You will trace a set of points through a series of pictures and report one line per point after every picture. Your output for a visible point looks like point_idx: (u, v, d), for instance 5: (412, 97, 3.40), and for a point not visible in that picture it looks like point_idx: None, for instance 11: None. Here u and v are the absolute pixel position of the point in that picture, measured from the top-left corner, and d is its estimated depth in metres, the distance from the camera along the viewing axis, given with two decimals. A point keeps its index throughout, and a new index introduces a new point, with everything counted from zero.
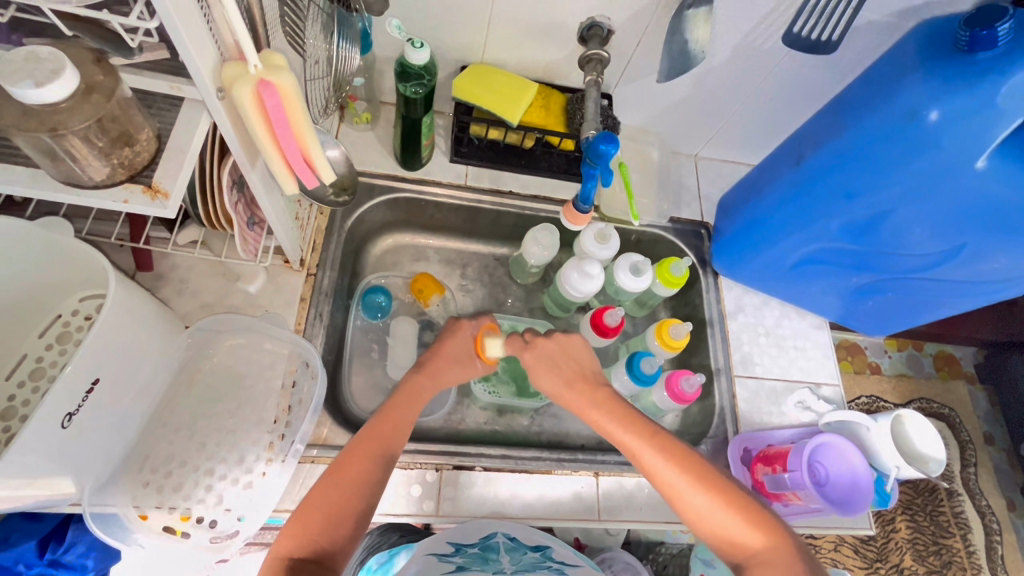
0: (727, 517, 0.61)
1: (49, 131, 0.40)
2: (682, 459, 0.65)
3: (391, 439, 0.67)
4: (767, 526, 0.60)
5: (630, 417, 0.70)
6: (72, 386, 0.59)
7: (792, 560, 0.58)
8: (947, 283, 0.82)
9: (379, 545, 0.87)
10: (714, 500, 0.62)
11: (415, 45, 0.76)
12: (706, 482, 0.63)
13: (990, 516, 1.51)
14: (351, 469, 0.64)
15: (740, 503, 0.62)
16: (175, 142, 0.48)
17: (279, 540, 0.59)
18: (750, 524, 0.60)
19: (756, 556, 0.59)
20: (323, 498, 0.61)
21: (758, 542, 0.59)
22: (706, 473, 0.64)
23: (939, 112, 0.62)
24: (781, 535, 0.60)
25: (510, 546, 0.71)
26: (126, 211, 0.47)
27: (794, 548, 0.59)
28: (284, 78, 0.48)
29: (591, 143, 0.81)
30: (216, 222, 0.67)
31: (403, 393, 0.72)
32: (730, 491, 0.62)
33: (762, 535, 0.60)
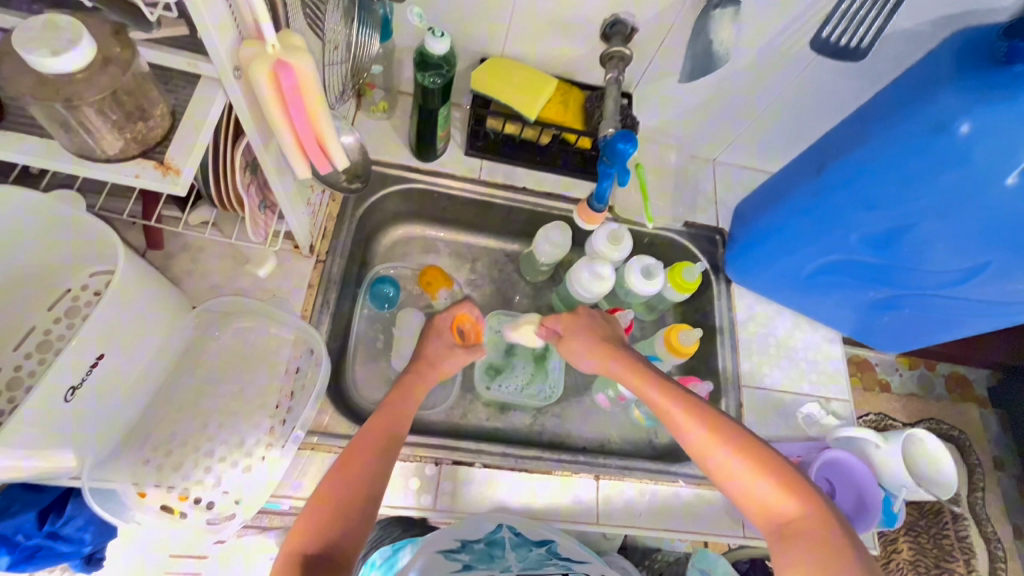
0: (760, 483, 0.60)
1: (63, 101, 0.39)
2: (716, 423, 0.65)
3: (386, 432, 0.69)
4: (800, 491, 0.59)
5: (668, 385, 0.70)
6: (77, 360, 0.59)
7: (826, 525, 0.56)
8: (968, 302, 0.80)
9: (382, 540, 0.90)
10: (747, 464, 0.61)
11: (435, 34, 0.76)
12: (742, 447, 0.62)
13: (996, 543, 1.48)
14: (355, 463, 0.65)
15: (771, 467, 0.61)
16: (189, 119, 0.47)
17: (289, 538, 0.58)
18: (781, 487, 0.59)
19: (791, 524, 0.57)
20: (333, 492, 0.62)
21: (793, 508, 0.58)
22: (739, 437, 0.63)
23: (970, 124, 0.61)
24: (814, 501, 0.59)
25: (515, 542, 0.72)
26: (135, 185, 0.46)
27: (828, 514, 0.57)
28: (302, 60, 0.47)
29: (609, 142, 0.79)
30: (229, 204, 0.67)
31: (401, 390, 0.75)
32: (762, 455, 0.62)
33: (794, 499, 0.58)
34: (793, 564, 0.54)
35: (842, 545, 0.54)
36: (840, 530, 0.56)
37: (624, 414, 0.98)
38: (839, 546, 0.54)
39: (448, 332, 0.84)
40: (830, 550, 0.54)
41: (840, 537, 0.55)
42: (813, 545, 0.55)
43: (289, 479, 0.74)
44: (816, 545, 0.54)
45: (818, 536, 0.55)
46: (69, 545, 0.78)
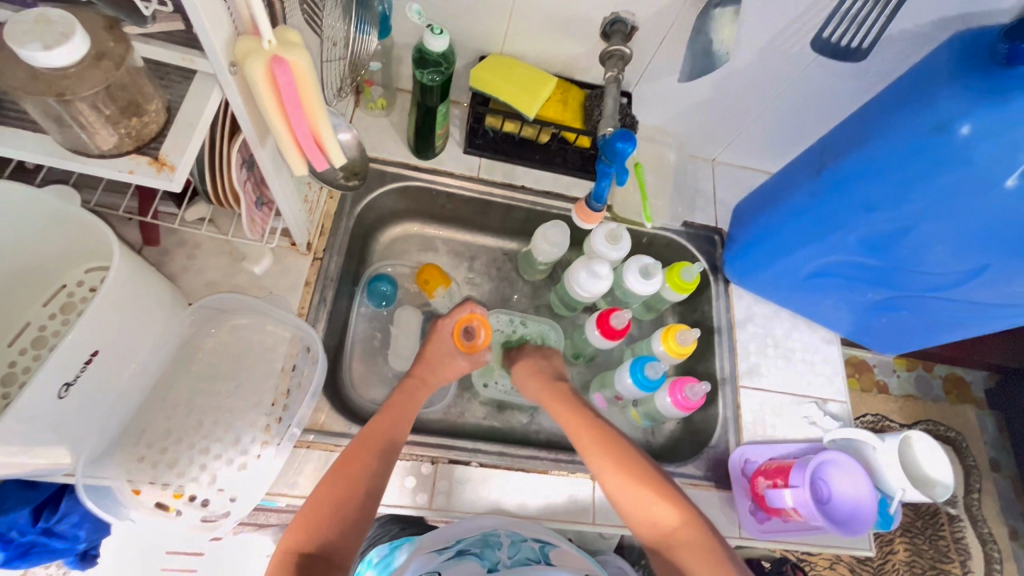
0: (649, 501, 0.68)
1: (56, 96, 0.39)
2: (614, 447, 0.73)
3: (389, 433, 0.70)
4: (680, 505, 0.67)
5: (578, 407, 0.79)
6: (71, 357, 0.58)
7: (702, 536, 0.65)
8: (966, 304, 0.80)
9: (380, 538, 0.90)
10: (636, 484, 0.69)
11: (434, 32, 0.75)
12: (629, 468, 0.70)
13: (991, 544, 1.48)
14: (355, 465, 0.66)
15: (657, 484, 0.69)
16: (185, 114, 0.47)
17: (287, 536, 0.61)
18: (667, 504, 0.67)
19: (673, 535, 0.66)
20: (330, 493, 0.64)
21: (675, 520, 0.66)
22: (630, 459, 0.71)
23: (971, 125, 0.60)
24: (694, 513, 0.67)
25: (509, 536, 0.74)
26: (129, 181, 0.45)
27: (704, 526, 0.66)
28: (298, 57, 0.46)
29: (608, 141, 0.79)
30: (225, 200, 0.67)
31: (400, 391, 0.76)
32: (648, 474, 0.70)
33: (677, 515, 0.67)
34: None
35: (715, 554, 0.63)
36: (713, 539, 0.65)
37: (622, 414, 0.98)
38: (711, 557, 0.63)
39: (451, 337, 0.84)
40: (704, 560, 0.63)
41: (708, 542, 0.64)
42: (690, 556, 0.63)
43: (285, 477, 0.74)
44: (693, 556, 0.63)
45: (696, 549, 0.64)
46: (64, 542, 0.78)
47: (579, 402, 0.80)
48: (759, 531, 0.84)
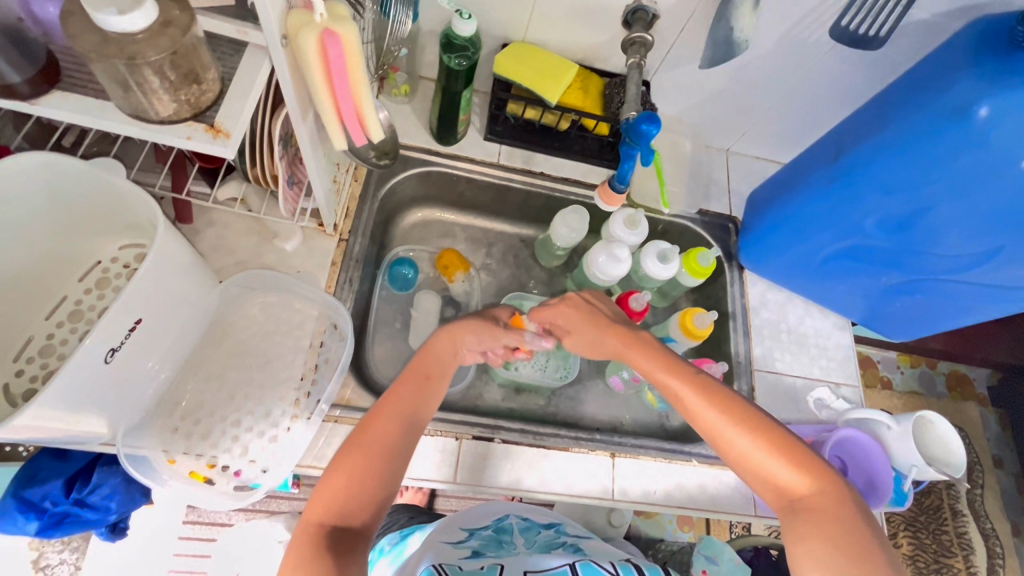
0: (773, 460, 0.59)
1: (126, 60, 0.41)
2: (727, 404, 0.63)
3: (412, 403, 0.69)
4: (815, 469, 0.58)
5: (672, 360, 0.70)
6: (115, 324, 0.60)
7: (840, 506, 0.55)
8: (978, 287, 0.82)
9: (390, 526, 0.92)
10: (761, 443, 0.60)
11: (463, 16, 0.77)
12: (750, 424, 0.61)
13: (994, 539, 1.50)
14: (372, 431, 0.65)
15: (787, 445, 0.60)
16: (239, 85, 0.49)
17: (311, 507, 0.59)
18: (796, 468, 0.58)
19: (803, 501, 0.57)
20: (355, 460, 0.62)
21: (806, 487, 0.57)
22: (754, 417, 0.62)
23: (988, 107, 0.62)
24: (833, 481, 0.58)
25: (523, 527, 0.76)
26: (188, 147, 0.47)
27: (846, 496, 0.56)
28: (348, 30, 0.48)
29: (632, 124, 0.81)
30: (264, 178, 0.69)
31: (426, 352, 0.74)
32: (774, 433, 0.60)
33: (811, 480, 0.58)
34: (805, 540, 0.54)
35: (855, 524, 0.54)
36: (856, 511, 0.55)
37: (637, 397, 1.00)
38: (852, 528, 0.53)
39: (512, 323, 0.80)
40: (842, 530, 0.53)
41: (849, 510, 0.55)
42: (824, 522, 0.54)
43: (314, 450, 0.76)
44: (828, 525, 0.54)
45: (834, 518, 0.54)
46: (95, 512, 0.80)
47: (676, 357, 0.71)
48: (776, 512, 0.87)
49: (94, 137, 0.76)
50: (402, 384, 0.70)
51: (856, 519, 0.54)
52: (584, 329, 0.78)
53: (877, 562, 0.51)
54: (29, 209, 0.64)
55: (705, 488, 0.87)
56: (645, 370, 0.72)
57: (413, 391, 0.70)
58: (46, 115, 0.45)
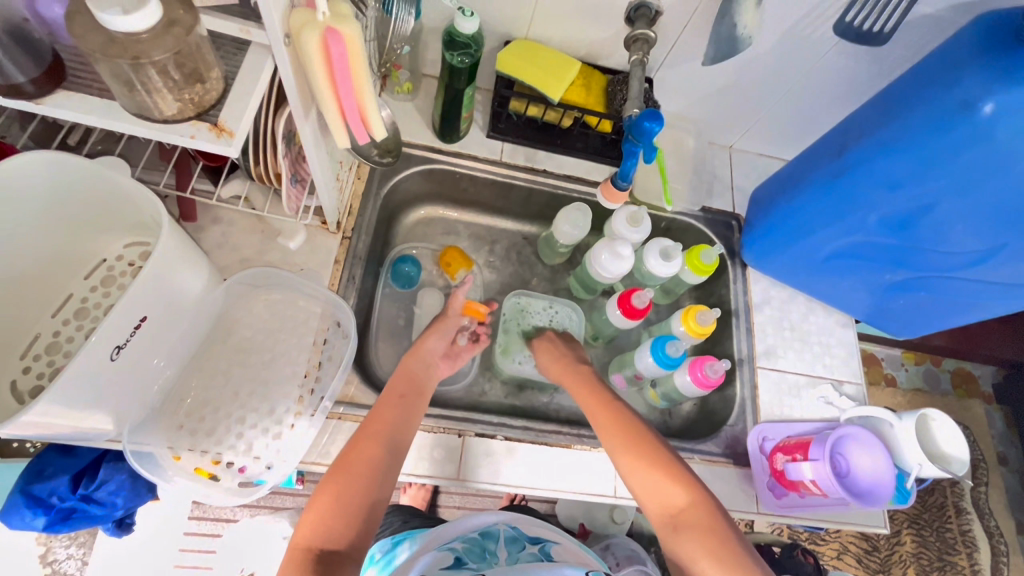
0: (657, 481, 0.68)
1: (131, 59, 0.41)
2: (629, 432, 0.73)
3: (393, 424, 0.72)
4: (687, 483, 0.67)
5: (593, 389, 0.80)
6: (122, 321, 0.60)
7: (710, 516, 0.65)
8: (981, 284, 0.82)
9: (382, 532, 0.94)
10: (646, 465, 0.69)
11: (465, 14, 0.77)
12: (642, 450, 0.70)
13: (999, 537, 1.49)
14: (356, 457, 0.68)
15: (669, 468, 0.69)
16: (242, 84, 0.49)
17: (298, 531, 0.63)
18: (676, 487, 0.67)
19: (681, 514, 0.66)
20: (335, 485, 0.65)
21: (682, 501, 0.66)
22: (647, 444, 0.71)
23: (993, 104, 0.62)
24: (704, 492, 0.67)
25: (509, 538, 0.74)
26: (190, 146, 0.47)
27: (711, 505, 0.66)
28: (351, 29, 0.48)
29: (635, 121, 0.81)
30: (266, 176, 0.69)
31: (402, 373, 0.79)
32: (660, 455, 0.70)
33: (686, 492, 0.66)
34: (690, 553, 0.63)
35: (720, 530, 0.63)
36: (719, 517, 0.65)
37: (640, 394, 1.00)
38: (717, 535, 0.63)
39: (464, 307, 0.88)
40: (712, 538, 0.63)
41: (715, 519, 0.64)
42: (698, 534, 0.63)
43: (318, 447, 0.76)
44: (702, 535, 0.63)
45: (706, 530, 0.64)
46: (101, 508, 0.81)
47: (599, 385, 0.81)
48: (776, 507, 0.86)
49: (99, 135, 0.76)
50: (382, 405, 0.74)
51: (724, 531, 0.64)
52: (544, 348, 0.90)
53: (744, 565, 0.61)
54: (37, 207, 0.64)
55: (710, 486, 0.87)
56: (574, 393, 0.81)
57: (392, 410, 0.73)
58: (51, 113, 0.45)
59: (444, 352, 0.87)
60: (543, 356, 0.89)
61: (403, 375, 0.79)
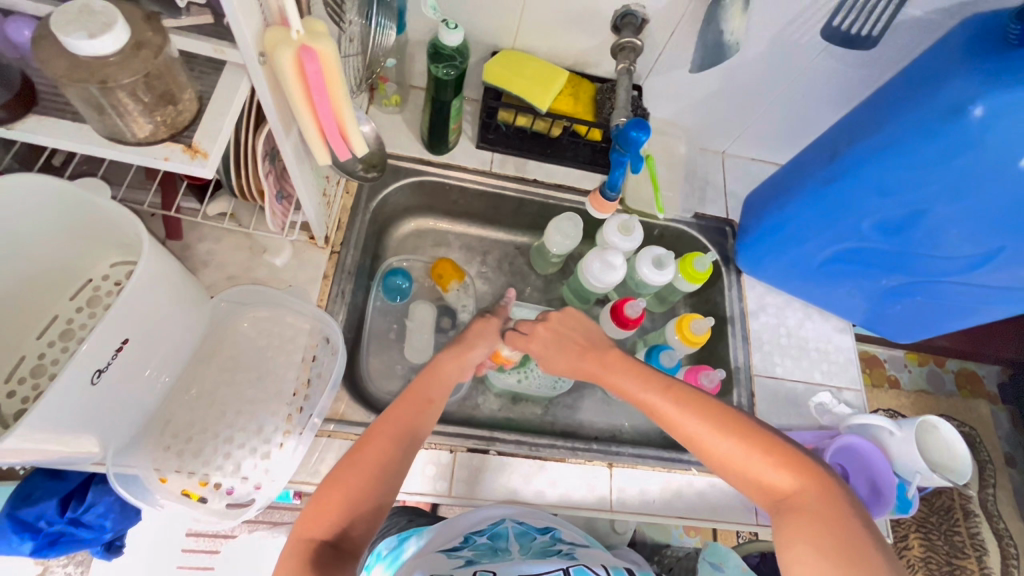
0: (757, 460, 0.58)
1: (98, 83, 0.40)
2: (706, 407, 0.62)
3: (413, 422, 0.67)
4: (796, 465, 0.57)
5: (646, 373, 0.69)
6: (102, 345, 0.60)
7: (830, 504, 0.54)
8: (979, 289, 0.80)
9: (388, 529, 0.87)
10: (743, 446, 0.59)
11: (449, 26, 0.77)
12: (733, 428, 0.60)
13: (1009, 540, 1.47)
14: (369, 454, 0.64)
15: (771, 446, 0.58)
16: (216, 105, 0.48)
17: (299, 524, 0.59)
18: (780, 468, 0.57)
19: (792, 501, 0.55)
20: (344, 480, 0.61)
21: (791, 485, 0.56)
22: (737, 421, 0.60)
23: (984, 107, 0.61)
24: (815, 474, 0.56)
25: (519, 531, 0.71)
26: (164, 168, 0.47)
27: (833, 491, 0.55)
28: (325, 46, 0.48)
29: (621, 131, 0.81)
30: (248, 193, 0.68)
31: (430, 373, 0.73)
32: (753, 432, 0.59)
33: (791, 476, 0.56)
34: (793, 542, 0.53)
35: (846, 521, 0.52)
36: (844, 504, 0.54)
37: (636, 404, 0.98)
38: (840, 523, 0.52)
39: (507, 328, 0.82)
40: (833, 528, 0.52)
41: (838, 508, 0.53)
42: (815, 521, 0.53)
43: (307, 466, 0.75)
44: (822, 524, 0.52)
45: (819, 517, 0.53)
46: (90, 531, 0.79)
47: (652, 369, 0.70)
48: None
49: (83, 156, 0.76)
50: (399, 405, 0.69)
51: (844, 515, 0.53)
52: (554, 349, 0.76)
53: (870, 560, 0.49)
54: (18, 230, 0.64)
55: (706, 496, 0.86)
56: (616, 386, 0.71)
57: (411, 411, 0.68)
58: (22, 138, 0.45)
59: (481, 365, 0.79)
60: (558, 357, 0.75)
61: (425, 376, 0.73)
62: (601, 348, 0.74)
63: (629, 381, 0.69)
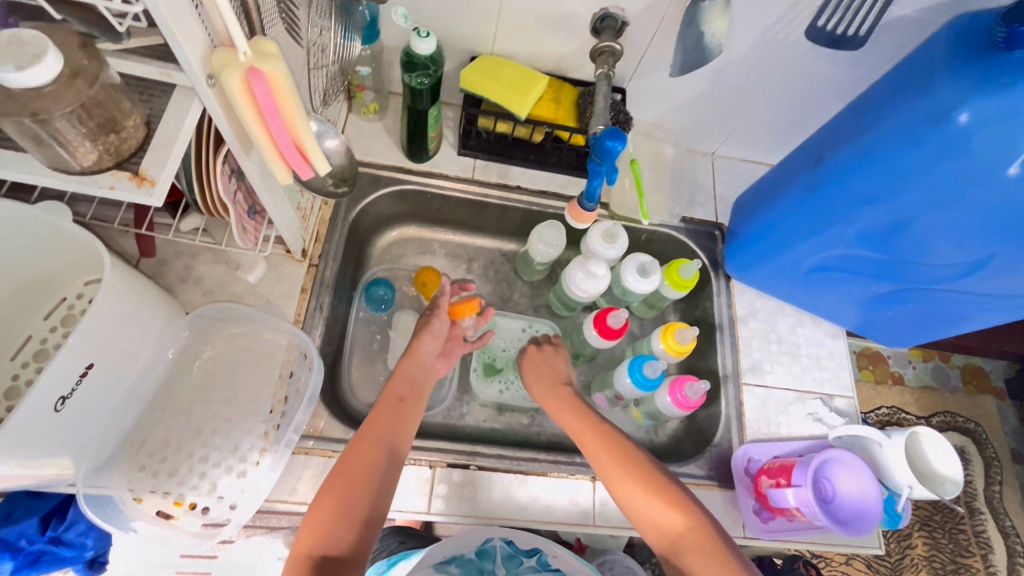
0: (654, 503, 0.66)
1: (31, 115, 0.40)
2: (619, 450, 0.71)
3: (391, 428, 0.69)
4: (685, 507, 0.65)
5: (580, 411, 0.77)
6: (66, 371, 0.59)
7: (710, 541, 0.63)
8: (971, 296, 0.78)
9: (379, 554, 0.84)
10: (644, 489, 0.67)
11: (421, 35, 0.75)
12: (633, 466, 0.69)
13: (1014, 538, 1.44)
14: (354, 462, 0.65)
15: (664, 488, 0.67)
16: (164, 130, 0.47)
17: (299, 540, 0.59)
18: (673, 509, 0.65)
19: (681, 538, 0.64)
20: (337, 490, 0.62)
21: (681, 524, 0.64)
22: (639, 462, 0.69)
23: (968, 113, 0.58)
24: (699, 514, 0.65)
25: (506, 552, 0.67)
26: (111, 197, 0.46)
27: (710, 528, 0.64)
28: (274, 67, 0.46)
29: (597, 140, 0.79)
30: (214, 210, 0.66)
31: (402, 376, 0.76)
32: (670, 491, 0.66)
33: (682, 517, 0.65)
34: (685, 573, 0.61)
35: (719, 555, 0.62)
36: (719, 538, 0.63)
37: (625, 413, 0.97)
38: (719, 557, 0.61)
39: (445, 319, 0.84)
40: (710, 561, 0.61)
41: (715, 542, 0.63)
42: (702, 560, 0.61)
43: (284, 484, 0.75)
44: (706, 559, 0.62)
45: (706, 554, 0.62)
46: (71, 550, 0.79)
47: (582, 405, 0.78)
48: (762, 531, 0.83)
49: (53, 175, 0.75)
50: (379, 410, 0.70)
51: (719, 551, 0.62)
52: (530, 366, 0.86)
53: None
54: None
55: None
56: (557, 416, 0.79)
57: (389, 417, 0.70)
58: None
59: (439, 352, 0.83)
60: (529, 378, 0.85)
61: (399, 381, 0.76)
62: (560, 384, 0.82)
63: (566, 417, 0.77)
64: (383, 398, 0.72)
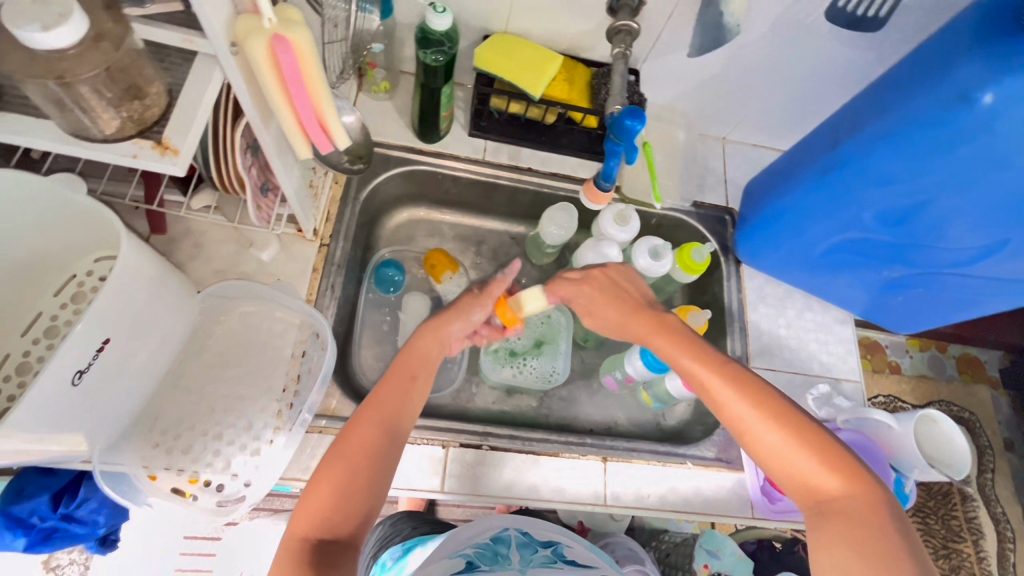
0: (804, 460, 0.57)
1: (56, 78, 0.39)
2: (761, 399, 0.61)
3: (396, 408, 0.66)
4: (846, 469, 0.56)
5: (698, 348, 0.68)
6: (82, 345, 0.58)
7: (874, 512, 0.54)
8: (984, 280, 0.79)
9: (392, 537, 0.85)
10: (793, 443, 0.58)
11: (437, 10, 0.73)
12: (783, 420, 0.59)
13: (1005, 524, 1.47)
14: (355, 441, 0.63)
15: (824, 448, 0.57)
16: (187, 97, 0.47)
17: (293, 521, 0.58)
18: (830, 471, 0.56)
19: (834, 502, 0.55)
20: (335, 471, 0.61)
21: (838, 488, 0.56)
22: (790, 415, 0.60)
23: (993, 94, 0.58)
24: (864, 481, 0.56)
25: (522, 541, 0.66)
26: (132, 165, 0.45)
27: (880, 497, 0.54)
28: (298, 35, 0.45)
29: (616, 119, 0.79)
30: (229, 185, 0.66)
31: (414, 350, 0.72)
32: (829, 450, 0.57)
33: (843, 481, 0.56)
34: (830, 543, 0.53)
35: (884, 527, 0.52)
36: (888, 508, 0.54)
37: (633, 397, 0.98)
38: (884, 527, 0.52)
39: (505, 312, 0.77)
40: (868, 534, 0.52)
41: (877, 510, 0.54)
42: (853, 528, 0.53)
43: (297, 462, 0.75)
44: (858, 529, 0.53)
45: (862, 523, 0.53)
46: (83, 527, 0.79)
47: (706, 348, 0.68)
48: (770, 511, 0.85)
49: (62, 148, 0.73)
50: (385, 384, 0.68)
51: (887, 525, 0.53)
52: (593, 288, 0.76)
53: (903, 569, 0.50)
54: None
55: (699, 491, 0.85)
56: (670, 354, 0.69)
57: (398, 394, 0.67)
58: None
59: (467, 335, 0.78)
60: (597, 308, 0.76)
61: (408, 355, 0.72)
62: (661, 317, 0.73)
63: (681, 354, 0.68)
64: (390, 372, 0.70)
